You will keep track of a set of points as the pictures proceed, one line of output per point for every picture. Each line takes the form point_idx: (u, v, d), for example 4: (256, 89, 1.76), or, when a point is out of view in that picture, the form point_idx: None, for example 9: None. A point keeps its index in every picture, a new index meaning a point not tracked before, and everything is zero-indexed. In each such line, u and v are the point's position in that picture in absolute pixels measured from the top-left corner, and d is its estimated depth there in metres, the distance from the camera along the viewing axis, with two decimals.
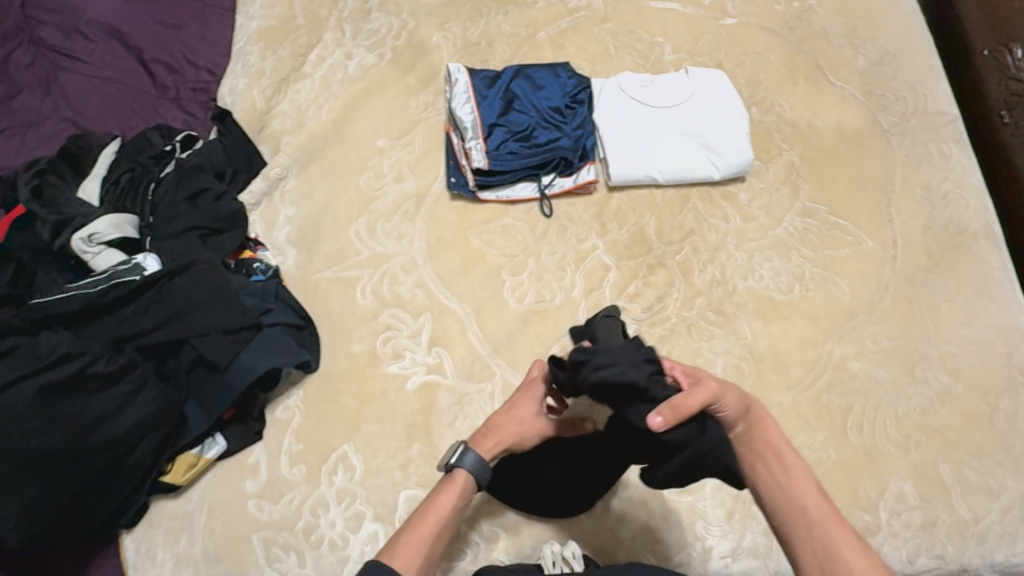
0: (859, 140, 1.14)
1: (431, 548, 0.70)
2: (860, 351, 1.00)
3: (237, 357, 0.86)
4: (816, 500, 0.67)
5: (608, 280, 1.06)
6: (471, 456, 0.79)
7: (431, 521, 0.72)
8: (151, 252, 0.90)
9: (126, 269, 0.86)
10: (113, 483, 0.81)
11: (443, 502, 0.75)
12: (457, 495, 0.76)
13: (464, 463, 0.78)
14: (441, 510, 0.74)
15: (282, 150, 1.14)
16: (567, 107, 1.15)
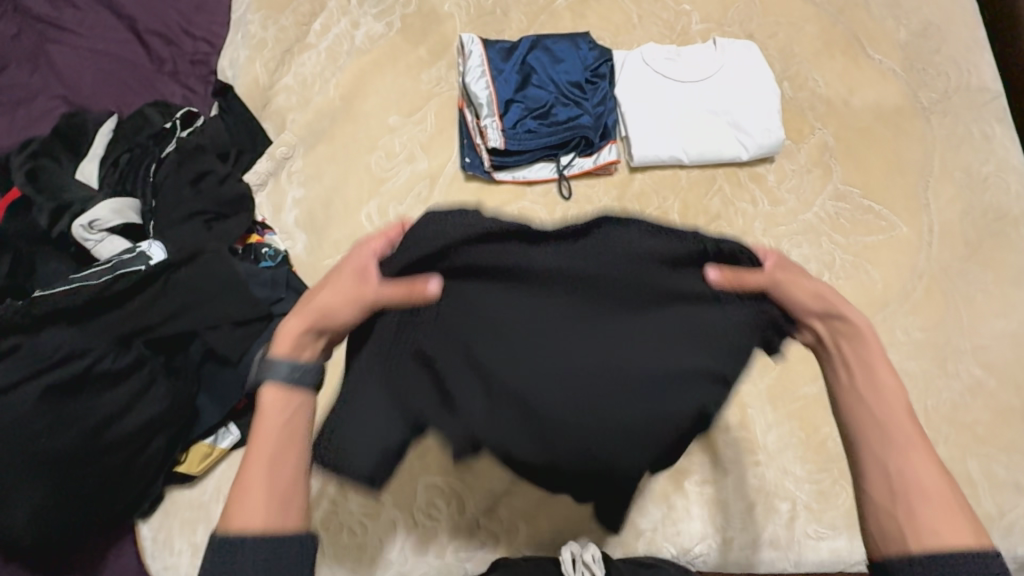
0: (897, 119, 1.08)
1: (281, 480, 0.55)
2: (890, 343, 0.96)
3: (249, 351, 0.84)
4: (909, 453, 0.55)
5: None
6: (280, 364, 0.58)
7: (252, 455, 0.55)
8: (155, 240, 0.85)
9: (129, 259, 0.80)
10: (126, 480, 0.79)
11: (267, 422, 0.57)
12: (279, 412, 0.57)
13: (269, 374, 0.58)
14: (270, 438, 0.57)
15: (288, 128, 1.09)
16: (588, 82, 1.09)
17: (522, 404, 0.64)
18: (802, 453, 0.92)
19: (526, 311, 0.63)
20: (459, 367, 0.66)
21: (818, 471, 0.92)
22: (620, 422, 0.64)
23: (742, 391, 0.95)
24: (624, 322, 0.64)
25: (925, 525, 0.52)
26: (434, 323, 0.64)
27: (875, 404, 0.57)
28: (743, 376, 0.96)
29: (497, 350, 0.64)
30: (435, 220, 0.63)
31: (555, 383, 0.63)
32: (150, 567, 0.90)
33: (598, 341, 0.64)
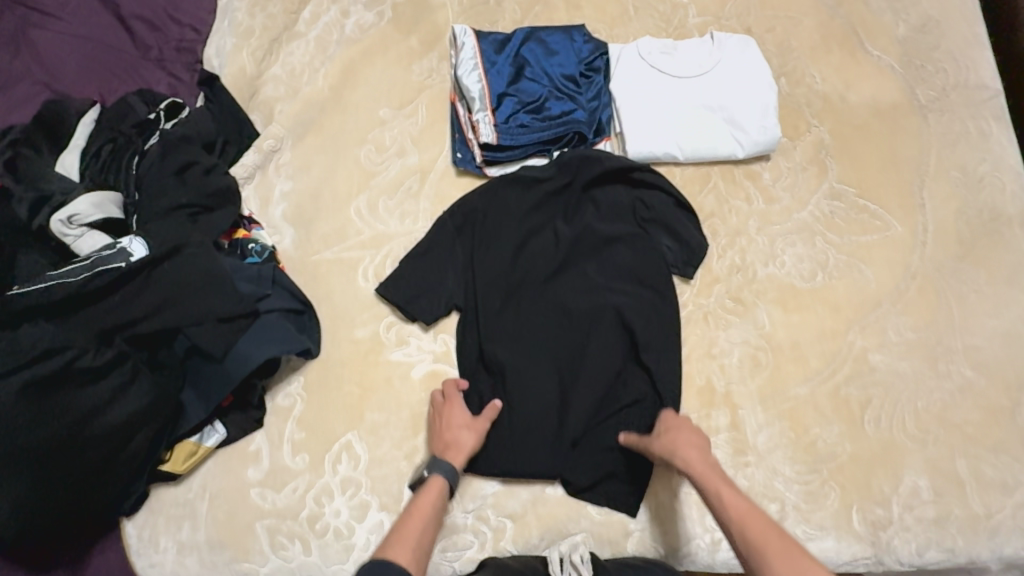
0: (894, 117, 1.06)
1: (423, 542, 0.74)
2: (881, 343, 0.96)
3: (233, 347, 0.82)
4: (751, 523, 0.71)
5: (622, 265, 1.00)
6: (445, 465, 0.83)
7: (415, 518, 0.76)
8: (136, 235, 0.83)
9: (110, 255, 0.79)
10: (109, 478, 0.78)
11: (424, 501, 0.79)
12: (438, 494, 0.80)
13: (437, 471, 0.83)
14: (424, 508, 0.78)
15: (276, 119, 1.06)
16: (582, 76, 1.07)
17: (530, 304, 0.98)
18: (792, 452, 0.92)
19: (542, 238, 1.01)
20: (493, 282, 0.98)
21: (808, 471, 0.92)
22: (596, 325, 0.96)
23: (733, 390, 0.95)
24: (601, 254, 1.00)
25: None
26: (484, 241, 0.99)
27: (724, 500, 0.74)
28: (734, 375, 0.96)
29: (518, 267, 0.99)
30: (497, 190, 1.01)
31: (540, 352, 0.96)
32: (136, 564, 0.90)
33: (582, 264, 1.00)
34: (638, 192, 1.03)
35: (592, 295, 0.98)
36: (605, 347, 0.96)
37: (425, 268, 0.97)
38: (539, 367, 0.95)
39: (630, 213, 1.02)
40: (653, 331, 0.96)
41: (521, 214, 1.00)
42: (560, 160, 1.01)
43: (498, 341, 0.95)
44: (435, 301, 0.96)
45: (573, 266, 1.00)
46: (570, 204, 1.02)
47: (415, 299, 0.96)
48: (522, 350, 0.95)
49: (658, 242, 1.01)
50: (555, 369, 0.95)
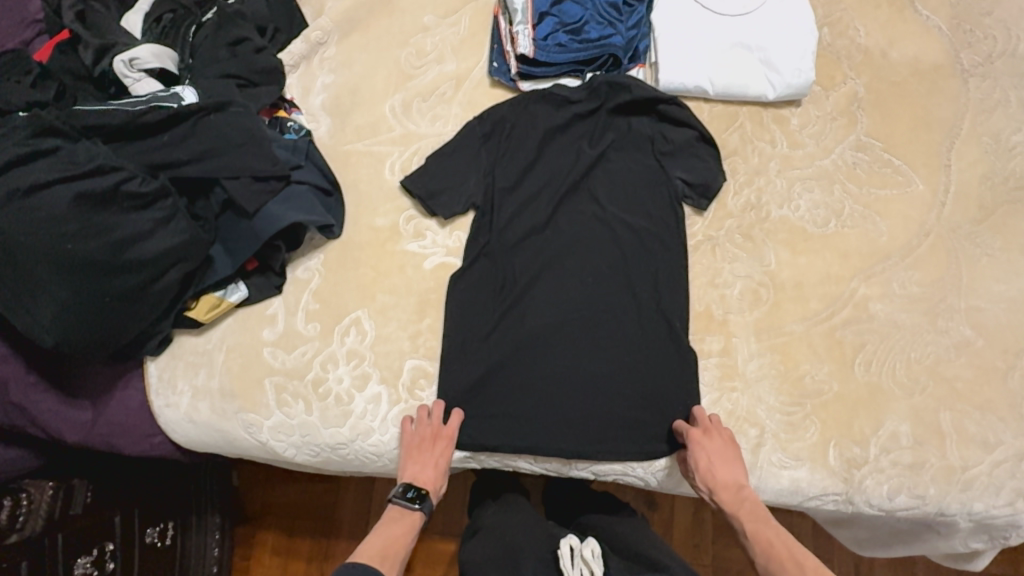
0: (933, 77, 1.06)
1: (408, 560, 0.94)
2: (884, 293, 0.97)
3: (264, 207, 0.88)
4: (772, 548, 0.86)
5: (640, 191, 1.02)
6: (430, 499, 0.94)
7: (404, 543, 0.92)
8: (189, 87, 0.90)
9: (165, 96, 0.86)
10: (138, 306, 0.85)
11: (406, 527, 0.94)
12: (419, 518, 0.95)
13: (424, 504, 0.94)
14: (401, 544, 0.92)
15: (325, 14, 1.11)
16: (625, 4, 1.08)
17: (543, 236, 1.00)
18: (778, 385, 0.95)
19: (567, 166, 1.02)
20: (511, 206, 1.01)
21: (792, 403, 0.94)
22: (603, 259, 0.99)
23: (730, 319, 0.98)
24: (617, 186, 1.02)
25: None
26: (508, 146, 1.02)
27: (754, 533, 0.87)
28: (733, 306, 0.98)
29: (536, 193, 1.01)
30: (524, 105, 1.03)
31: (546, 267, 0.99)
32: (153, 402, 0.99)
33: (599, 195, 1.02)
34: (661, 126, 1.03)
35: (602, 223, 1.01)
36: (610, 283, 0.99)
37: (449, 171, 1.01)
38: (544, 280, 0.99)
39: (648, 145, 1.04)
40: (658, 263, 0.99)
41: (546, 130, 1.02)
42: (590, 85, 1.03)
43: (507, 266, 0.99)
44: (452, 202, 1.00)
45: (591, 196, 1.02)
46: (595, 127, 1.04)
47: (437, 195, 1.00)
48: (526, 282, 0.99)
49: (672, 174, 1.02)
50: (557, 307, 0.98)
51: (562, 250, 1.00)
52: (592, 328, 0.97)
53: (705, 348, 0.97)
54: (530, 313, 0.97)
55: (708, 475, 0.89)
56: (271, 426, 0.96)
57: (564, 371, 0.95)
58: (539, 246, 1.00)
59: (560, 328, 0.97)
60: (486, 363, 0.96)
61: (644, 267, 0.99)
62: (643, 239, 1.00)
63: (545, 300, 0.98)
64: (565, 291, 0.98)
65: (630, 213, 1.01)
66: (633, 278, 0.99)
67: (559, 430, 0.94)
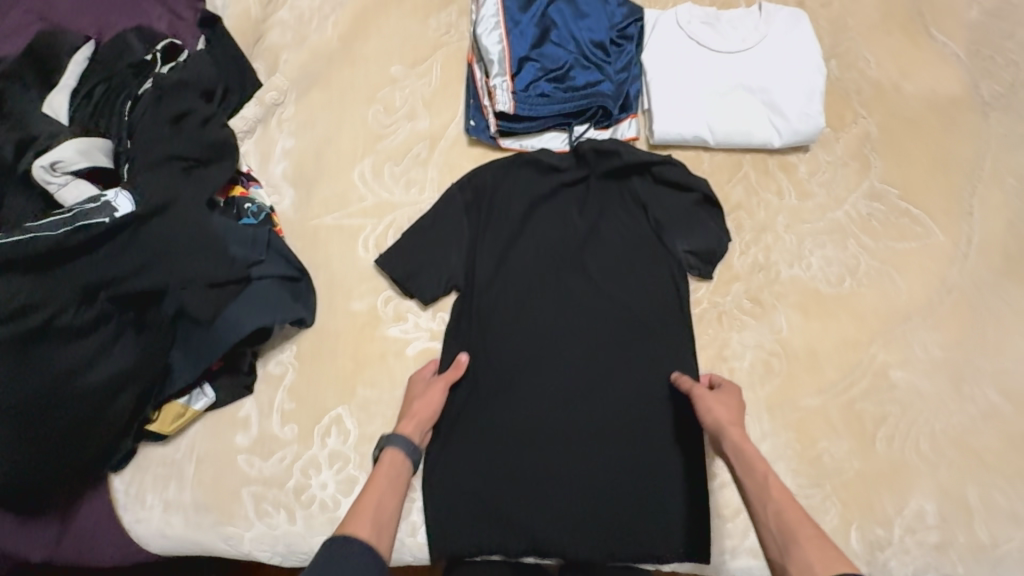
0: (953, 112, 0.96)
1: (380, 515, 0.72)
2: (905, 359, 0.90)
3: (222, 312, 0.80)
4: (785, 503, 0.67)
5: (634, 263, 0.94)
6: (399, 437, 0.82)
7: (369, 493, 0.75)
8: (123, 189, 0.77)
9: (94, 209, 0.74)
10: (89, 436, 0.76)
11: (381, 475, 0.78)
12: (394, 465, 0.79)
13: (392, 443, 0.81)
14: (378, 486, 0.76)
15: (280, 69, 1.00)
16: (612, 43, 0.98)
17: (531, 316, 0.93)
18: (795, 465, 0.88)
19: (554, 238, 0.95)
20: (498, 285, 0.93)
21: (810, 485, 0.87)
22: (598, 340, 0.92)
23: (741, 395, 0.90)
24: (611, 260, 0.94)
25: (806, 565, 0.61)
26: (490, 220, 0.94)
27: (770, 483, 0.70)
28: (744, 380, 0.91)
29: (522, 270, 0.94)
30: (504, 175, 0.95)
31: (537, 351, 0.92)
32: (124, 517, 0.90)
33: (590, 270, 0.94)
34: (659, 190, 0.94)
35: (595, 299, 0.93)
36: (608, 368, 0.91)
37: (428, 246, 0.91)
38: (537, 365, 0.91)
39: (642, 211, 0.95)
40: (660, 345, 0.92)
41: (530, 202, 0.94)
42: (577, 152, 0.94)
43: (494, 353, 0.91)
44: (432, 282, 0.91)
45: (582, 271, 0.94)
46: (583, 194, 0.96)
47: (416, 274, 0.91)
48: (516, 371, 0.91)
49: (674, 247, 0.93)
50: (550, 397, 0.90)
51: (555, 334, 0.92)
52: (589, 417, 0.90)
53: None
54: (523, 404, 0.90)
55: (716, 410, 0.80)
56: (251, 538, 0.88)
57: (562, 465, 0.89)
58: (530, 329, 0.92)
59: (556, 418, 0.90)
60: (477, 462, 0.89)
61: (644, 351, 0.92)
62: (639, 318, 0.92)
63: (538, 390, 0.91)
64: (559, 377, 0.91)
65: (625, 289, 0.93)
66: (631, 360, 0.91)
67: (557, 531, 0.87)
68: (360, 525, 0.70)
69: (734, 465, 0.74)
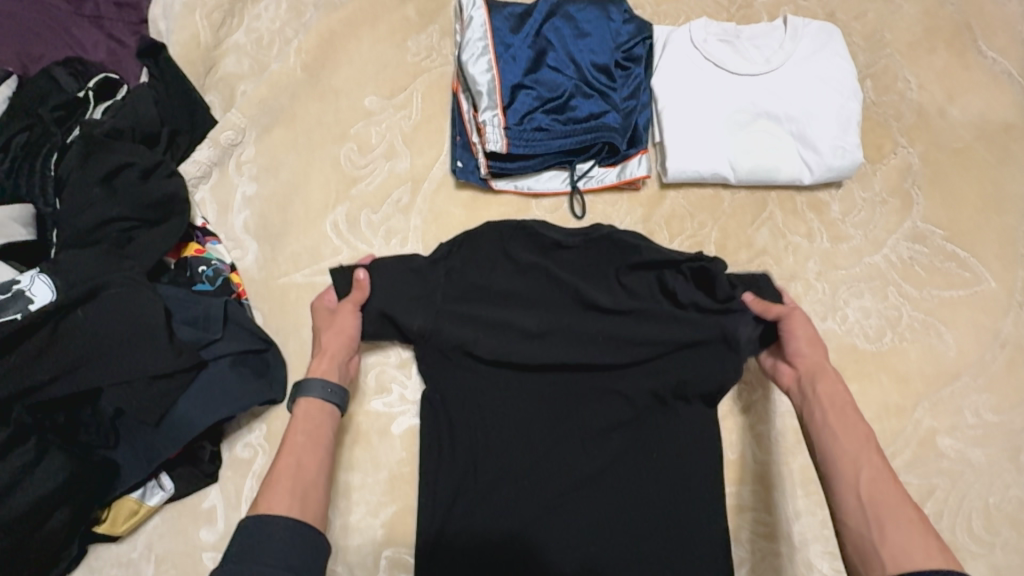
0: (1004, 140, 0.86)
1: (303, 481, 0.64)
2: (955, 425, 0.80)
3: (172, 408, 0.70)
4: (883, 474, 0.59)
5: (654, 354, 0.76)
6: (312, 382, 0.70)
7: (285, 456, 0.65)
8: (40, 272, 0.68)
9: (5, 301, 0.65)
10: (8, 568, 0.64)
11: (296, 432, 0.68)
12: (313, 415, 0.69)
13: (307, 393, 0.70)
14: (296, 449, 0.66)
15: (237, 104, 0.87)
16: (618, 66, 0.85)
17: (518, 401, 0.76)
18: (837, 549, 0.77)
19: (553, 306, 0.78)
20: (483, 357, 0.76)
21: None
22: (604, 447, 0.75)
23: (770, 469, 0.79)
24: (616, 345, 0.76)
25: (904, 552, 0.54)
26: (481, 297, 0.77)
27: (866, 450, 0.61)
28: (775, 452, 0.79)
29: (511, 341, 0.76)
30: (499, 243, 0.79)
31: (530, 450, 0.75)
32: None
33: (590, 350, 0.77)
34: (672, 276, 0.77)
35: (603, 397, 0.76)
36: (617, 486, 0.74)
37: (405, 299, 0.76)
38: (526, 468, 0.74)
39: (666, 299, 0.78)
40: (678, 453, 0.75)
41: (528, 276, 0.78)
42: (590, 232, 0.78)
43: (479, 460, 0.75)
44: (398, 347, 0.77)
45: (583, 347, 0.77)
46: (594, 271, 0.79)
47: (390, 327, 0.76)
48: (503, 465, 0.74)
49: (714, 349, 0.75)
50: (539, 512, 0.73)
51: (553, 441, 0.75)
52: (587, 541, 0.72)
53: (741, 502, 0.78)
54: (512, 500, 0.73)
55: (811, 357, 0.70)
56: None
57: None
58: (523, 437, 0.75)
59: (545, 539, 0.72)
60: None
61: (654, 462, 0.75)
62: (657, 418, 0.76)
63: (529, 490, 0.74)
64: (554, 487, 0.74)
65: (638, 379, 0.76)
66: (643, 476, 0.74)
67: None
68: (277, 500, 0.61)
69: (824, 416, 0.65)
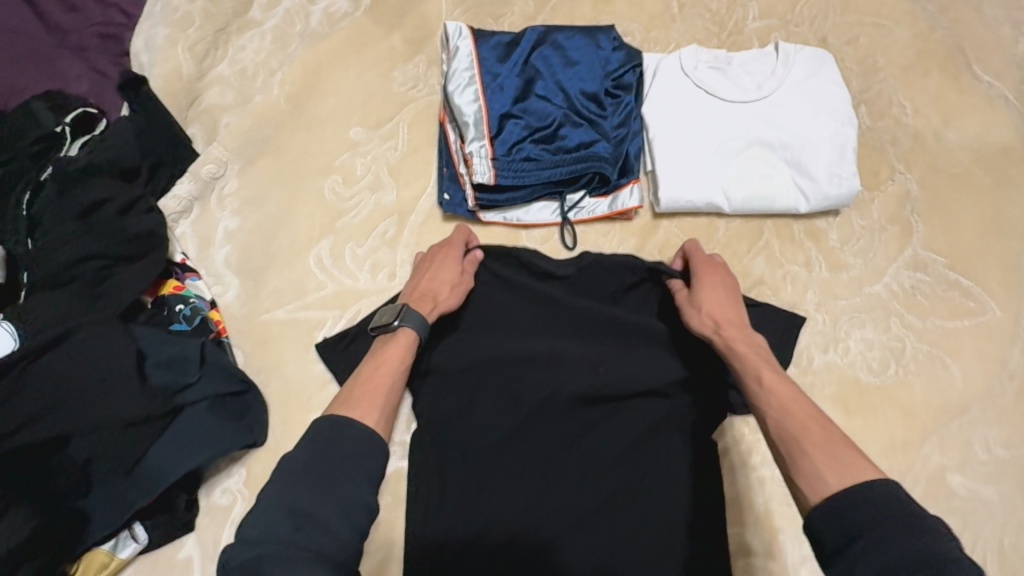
0: (1003, 165, 0.84)
1: (390, 403, 0.60)
2: (965, 462, 0.76)
3: (145, 455, 0.67)
4: (786, 406, 0.56)
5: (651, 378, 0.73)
6: (417, 314, 0.67)
7: (382, 374, 0.62)
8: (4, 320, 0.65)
9: None
10: None
11: (392, 356, 0.64)
12: (409, 347, 0.65)
13: (409, 322, 0.66)
14: (388, 372, 0.62)
15: (220, 137, 0.85)
16: (608, 94, 0.83)
17: (518, 427, 0.72)
18: None
19: (545, 325, 0.76)
20: (473, 377, 0.74)
21: None
22: (602, 472, 0.71)
23: (774, 510, 0.75)
24: (612, 361, 0.74)
25: (817, 477, 0.50)
26: (471, 321, 0.76)
27: (766, 387, 0.59)
28: (778, 492, 0.76)
29: (503, 359, 0.74)
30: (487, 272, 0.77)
31: (526, 472, 0.71)
32: None
33: (584, 365, 0.74)
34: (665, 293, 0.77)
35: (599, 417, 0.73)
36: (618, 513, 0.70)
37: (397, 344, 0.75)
38: (523, 492, 0.70)
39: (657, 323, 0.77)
40: (677, 484, 0.71)
41: (519, 297, 0.77)
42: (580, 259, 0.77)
43: (471, 486, 0.71)
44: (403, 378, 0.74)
45: (577, 366, 0.74)
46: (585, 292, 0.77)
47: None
48: (504, 496, 0.70)
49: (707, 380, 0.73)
50: (537, 538, 0.69)
51: (549, 466, 0.72)
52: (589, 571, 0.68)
53: (744, 546, 0.74)
54: (515, 535, 0.69)
55: (700, 307, 0.68)
56: None
57: None
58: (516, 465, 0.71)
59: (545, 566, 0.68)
60: None
61: (654, 483, 0.71)
62: (655, 446, 0.72)
63: (533, 523, 0.70)
64: (551, 511, 0.70)
65: (636, 403, 0.73)
66: (644, 504, 0.70)
67: None
68: (366, 408, 0.58)
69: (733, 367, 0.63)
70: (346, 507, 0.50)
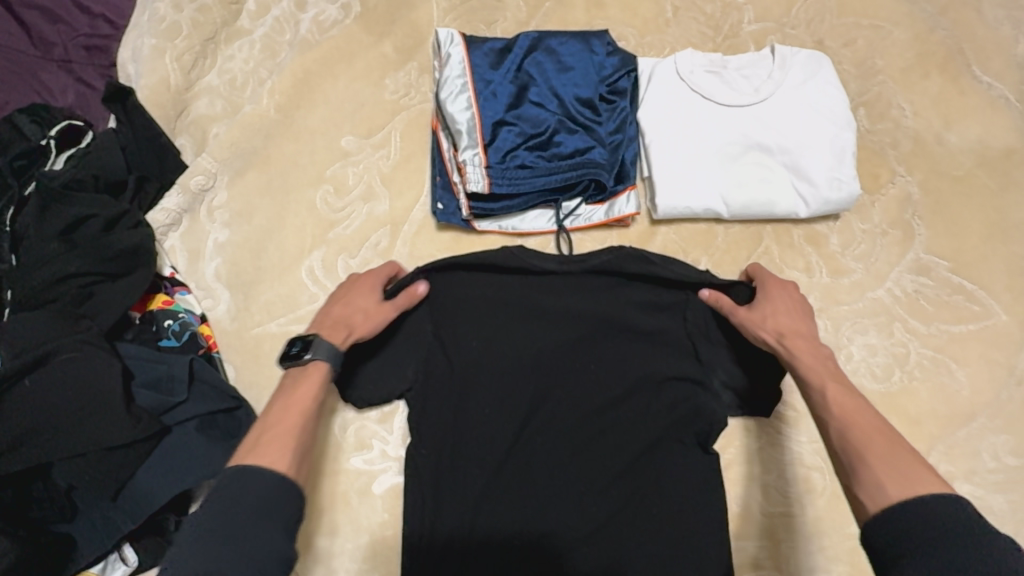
0: (1005, 166, 0.83)
1: (302, 446, 0.55)
2: (973, 470, 0.75)
3: (131, 479, 0.66)
4: (853, 421, 0.54)
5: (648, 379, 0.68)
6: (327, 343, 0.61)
7: (293, 414, 0.57)
8: None
9: None
10: None
11: (304, 391, 0.58)
12: (320, 381, 0.59)
13: (319, 354, 0.60)
14: (301, 409, 0.57)
15: (208, 148, 0.84)
16: (603, 99, 0.82)
17: (517, 433, 0.68)
18: None
19: (540, 325, 0.69)
20: (464, 382, 0.68)
21: None
22: (603, 477, 0.67)
23: (779, 522, 0.74)
24: (611, 363, 0.69)
25: (877, 489, 0.49)
26: (459, 320, 0.68)
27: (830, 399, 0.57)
28: (783, 504, 0.74)
29: (496, 362, 0.68)
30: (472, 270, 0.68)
31: (524, 481, 0.67)
32: None
33: (582, 368, 0.69)
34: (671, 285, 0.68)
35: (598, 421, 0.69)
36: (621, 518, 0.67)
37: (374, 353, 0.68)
38: (521, 501, 0.67)
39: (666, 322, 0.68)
40: (682, 493, 0.67)
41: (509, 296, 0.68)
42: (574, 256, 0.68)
43: (464, 497, 0.66)
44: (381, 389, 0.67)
45: (574, 368, 0.69)
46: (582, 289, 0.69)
47: (380, 370, 0.68)
48: (509, 504, 0.66)
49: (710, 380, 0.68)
50: (538, 544, 0.66)
51: (545, 473, 0.67)
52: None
53: (750, 558, 0.73)
54: (522, 543, 0.66)
55: (762, 312, 0.64)
56: None
57: None
58: (508, 477, 0.67)
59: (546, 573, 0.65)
60: None
61: (659, 490, 0.67)
62: (656, 450, 0.68)
63: (542, 529, 0.66)
64: (552, 517, 0.66)
65: (635, 406, 0.68)
66: (648, 511, 0.67)
67: None
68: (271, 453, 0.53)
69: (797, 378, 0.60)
70: (255, 561, 0.46)
